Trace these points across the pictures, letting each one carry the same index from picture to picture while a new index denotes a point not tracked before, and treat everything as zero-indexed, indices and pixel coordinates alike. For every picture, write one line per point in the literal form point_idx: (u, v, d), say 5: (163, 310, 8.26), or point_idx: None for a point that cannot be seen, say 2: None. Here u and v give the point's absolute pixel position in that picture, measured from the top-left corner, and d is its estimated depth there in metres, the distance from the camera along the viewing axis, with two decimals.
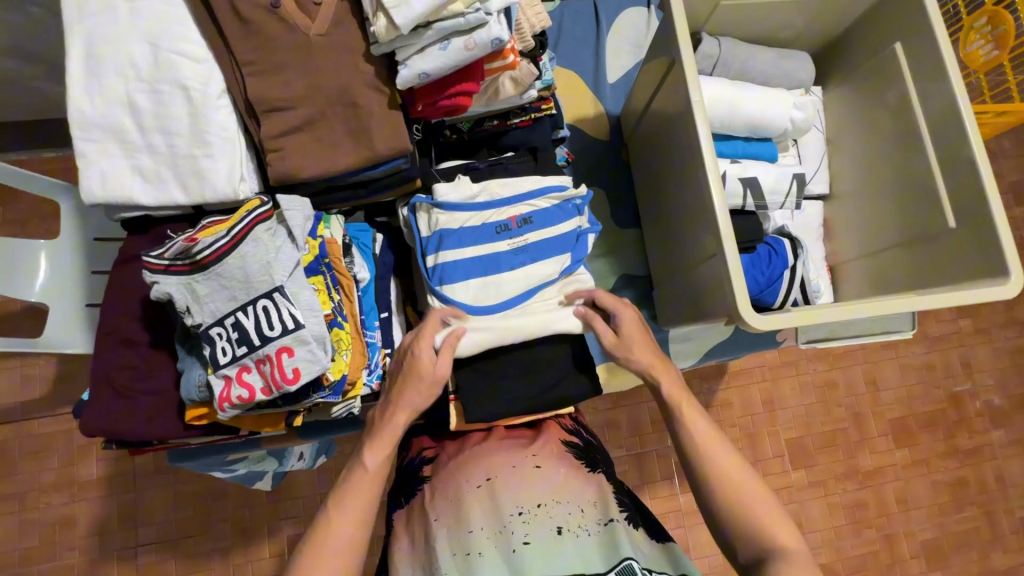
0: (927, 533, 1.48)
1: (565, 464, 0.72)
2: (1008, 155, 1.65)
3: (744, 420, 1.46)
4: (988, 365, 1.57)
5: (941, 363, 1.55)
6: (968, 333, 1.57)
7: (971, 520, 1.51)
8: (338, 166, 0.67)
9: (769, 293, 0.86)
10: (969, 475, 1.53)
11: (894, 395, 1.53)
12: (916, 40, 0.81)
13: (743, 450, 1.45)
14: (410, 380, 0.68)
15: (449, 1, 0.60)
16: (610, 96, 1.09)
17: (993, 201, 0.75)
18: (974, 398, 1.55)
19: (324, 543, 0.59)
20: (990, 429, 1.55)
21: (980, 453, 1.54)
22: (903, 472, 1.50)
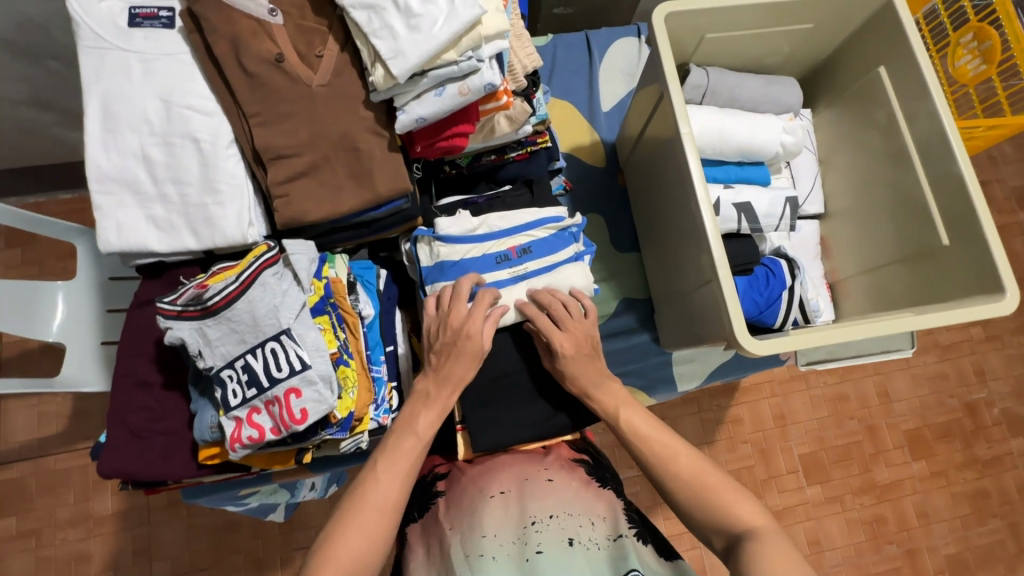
0: (950, 547, 1.45)
1: (577, 478, 0.72)
2: (1008, 161, 1.66)
3: (756, 436, 1.45)
4: (1002, 372, 1.55)
5: (954, 371, 1.54)
6: (979, 340, 1.56)
7: (994, 532, 1.48)
8: (342, 207, 0.70)
9: (769, 314, 0.87)
10: (990, 486, 1.50)
11: (907, 406, 1.51)
12: (899, 66, 0.84)
13: (756, 467, 1.44)
14: (460, 356, 0.69)
15: (443, 50, 0.63)
16: (605, 124, 1.12)
17: (985, 219, 0.76)
18: (990, 407, 1.54)
19: (366, 498, 0.60)
20: (1009, 438, 1.53)
21: (1000, 463, 1.51)
22: (921, 484, 1.48)
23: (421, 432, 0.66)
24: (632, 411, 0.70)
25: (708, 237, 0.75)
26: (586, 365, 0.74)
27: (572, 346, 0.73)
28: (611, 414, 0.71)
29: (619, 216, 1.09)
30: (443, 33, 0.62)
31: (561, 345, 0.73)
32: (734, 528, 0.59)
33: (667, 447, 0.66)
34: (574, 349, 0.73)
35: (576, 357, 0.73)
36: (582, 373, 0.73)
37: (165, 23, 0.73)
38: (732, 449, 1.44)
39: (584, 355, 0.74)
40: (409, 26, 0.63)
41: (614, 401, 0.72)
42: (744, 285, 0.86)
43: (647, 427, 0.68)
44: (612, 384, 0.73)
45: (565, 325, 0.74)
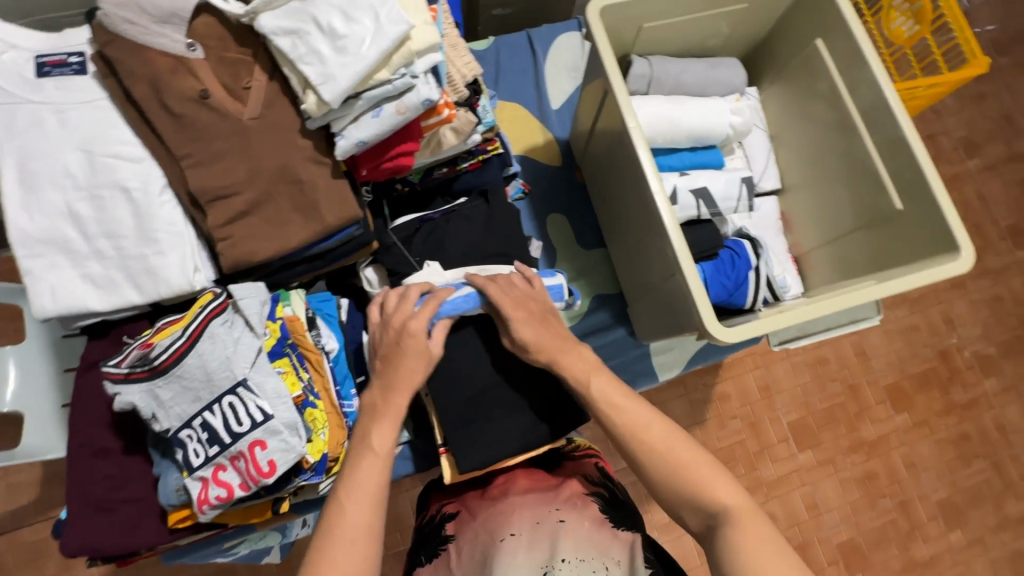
0: (940, 493, 1.49)
1: (589, 517, 0.68)
2: (953, 112, 1.72)
3: (744, 410, 1.47)
4: (969, 317, 1.60)
5: (925, 322, 1.58)
6: (945, 289, 1.62)
7: (980, 473, 1.52)
8: (290, 242, 0.67)
9: (738, 295, 0.87)
10: (970, 428, 1.54)
11: (886, 360, 1.55)
12: (836, 38, 0.85)
13: (747, 440, 1.45)
14: (403, 355, 0.64)
15: (374, 69, 0.60)
16: (557, 122, 1.12)
17: (932, 180, 0.77)
18: (962, 351, 1.58)
19: (336, 526, 0.53)
20: (983, 379, 1.58)
21: (977, 404, 1.56)
22: (906, 436, 1.52)
23: (380, 446, 0.59)
24: (603, 380, 0.65)
25: (668, 228, 0.74)
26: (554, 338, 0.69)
27: (523, 310, 0.70)
28: (580, 381, 0.65)
29: (580, 212, 1.08)
30: (371, 53, 0.59)
31: (510, 307, 0.69)
32: (712, 506, 0.56)
33: (639, 418, 0.61)
34: (525, 314, 0.70)
35: (528, 320, 0.69)
36: (543, 339, 0.68)
37: (78, 69, 0.69)
38: (722, 426, 1.46)
39: (538, 318, 0.70)
40: (335, 48, 0.60)
41: (583, 366, 0.66)
42: (710, 271, 0.85)
43: (620, 397, 0.63)
44: (580, 351, 0.68)
45: (513, 292, 0.71)
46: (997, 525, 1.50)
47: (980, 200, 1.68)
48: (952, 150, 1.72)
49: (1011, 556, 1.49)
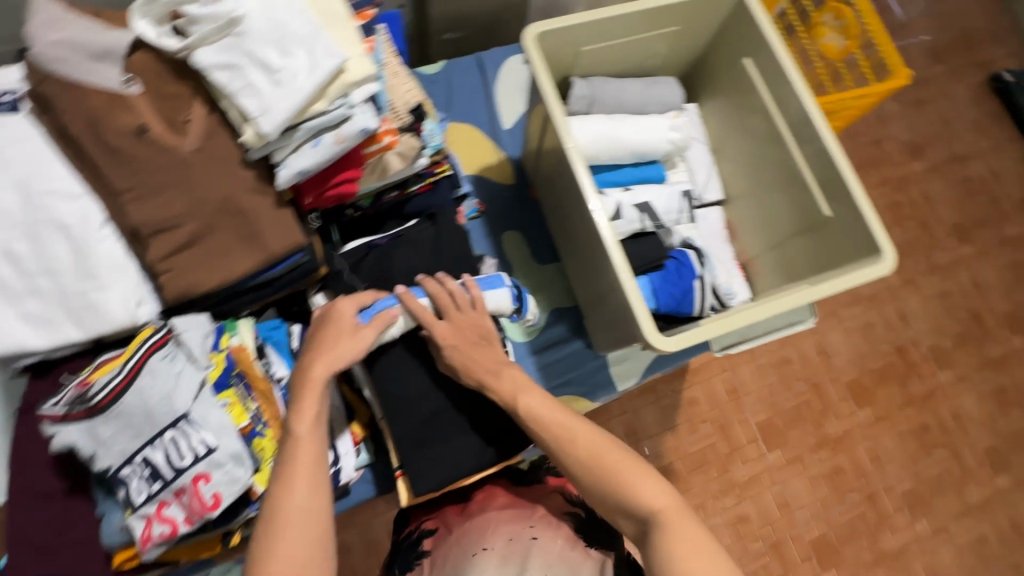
0: (905, 484, 1.55)
1: (562, 535, 0.70)
2: (895, 118, 1.82)
3: (713, 414, 1.50)
4: (922, 312, 1.67)
5: (880, 319, 1.65)
6: (897, 286, 1.69)
7: (940, 462, 1.58)
8: (236, 271, 0.68)
9: (686, 304, 0.90)
10: (929, 419, 1.60)
11: (846, 358, 1.60)
12: (763, 57, 0.89)
13: (718, 443, 1.48)
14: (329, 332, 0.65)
15: (310, 101, 0.62)
16: (509, 142, 1.15)
17: (853, 188, 0.82)
18: (917, 346, 1.65)
19: (280, 515, 0.53)
20: (938, 371, 1.64)
21: (934, 396, 1.62)
22: (869, 430, 1.57)
23: (310, 425, 0.58)
24: (530, 397, 0.69)
25: (607, 243, 0.77)
26: (482, 352, 0.73)
27: (455, 334, 0.74)
28: (509, 401, 0.70)
29: (533, 228, 1.10)
30: (306, 85, 0.60)
31: (444, 331, 0.73)
32: (640, 509, 0.59)
33: (567, 430, 0.65)
34: (457, 339, 0.74)
35: (457, 347, 0.73)
36: (472, 360, 0.73)
37: (14, 108, 0.68)
38: (693, 431, 1.48)
39: (470, 343, 0.74)
40: (271, 81, 0.61)
41: (511, 386, 0.70)
42: (657, 282, 0.88)
43: (546, 413, 0.67)
44: (509, 370, 0.72)
45: (450, 313, 0.74)
46: (960, 513, 1.55)
47: (925, 200, 1.77)
48: (898, 154, 1.81)
49: (975, 542, 1.54)
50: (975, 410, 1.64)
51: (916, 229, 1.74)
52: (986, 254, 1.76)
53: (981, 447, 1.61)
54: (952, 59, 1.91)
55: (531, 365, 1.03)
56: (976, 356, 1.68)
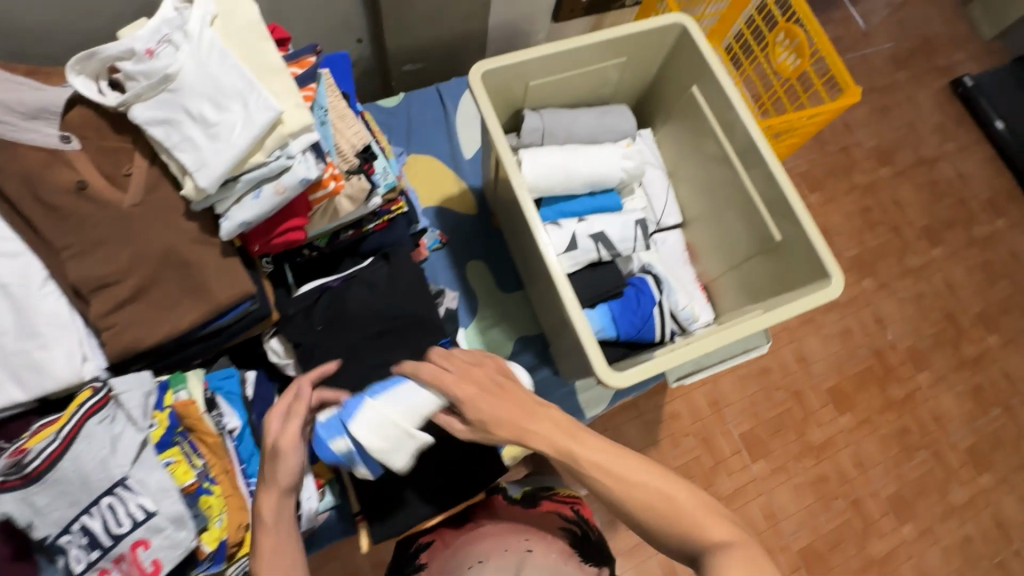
0: (889, 488, 1.55)
1: (555, 549, 0.73)
2: (861, 126, 1.86)
3: (696, 427, 1.50)
4: (897, 315, 1.70)
5: (857, 324, 1.67)
6: (872, 291, 1.71)
7: (923, 464, 1.59)
8: (182, 323, 0.67)
9: (647, 330, 0.92)
10: (910, 422, 1.62)
11: (824, 364, 1.62)
12: (707, 86, 0.92)
13: (703, 456, 1.48)
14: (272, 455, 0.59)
15: (248, 153, 0.61)
16: (470, 171, 1.15)
17: (800, 213, 0.84)
18: (894, 349, 1.67)
19: None
20: (916, 373, 1.66)
21: (913, 398, 1.64)
22: (851, 435, 1.58)
23: (272, 541, 0.56)
24: (575, 436, 0.57)
25: (555, 278, 0.78)
26: (499, 403, 0.61)
27: (472, 383, 0.63)
28: (552, 443, 0.58)
29: (497, 257, 1.10)
30: (242, 140, 0.61)
31: (456, 385, 0.62)
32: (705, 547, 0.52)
33: (626, 468, 0.55)
34: (476, 386, 0.62)
35: (478, 399, 0.61)
36: (502, 413, 0.60)
37: None
38: (676, 444, 1.48)
39: (494, 387, 0.63)
40: (209, 135, 0.61)
41: (555, 431, 0.58)
42: (617, 309, 0.91)
43: (597, 453, 0.56)
44: (544, 411, 0.60)
45: (454, 368, 0.65)
46: (946, 514, 1.56)
47: (894, 205, 1.80)
48: (866, 160, 1.84)
49: (962, 543, 1.55)
50: (955, 410, 1.65)
51: (888, 233, 1.77)
52: (957, 255, 1.79)
53: (963, 447, 1.62)
54: (914, 65, 1.96)
55: None
56: (953, 356, 1.70)
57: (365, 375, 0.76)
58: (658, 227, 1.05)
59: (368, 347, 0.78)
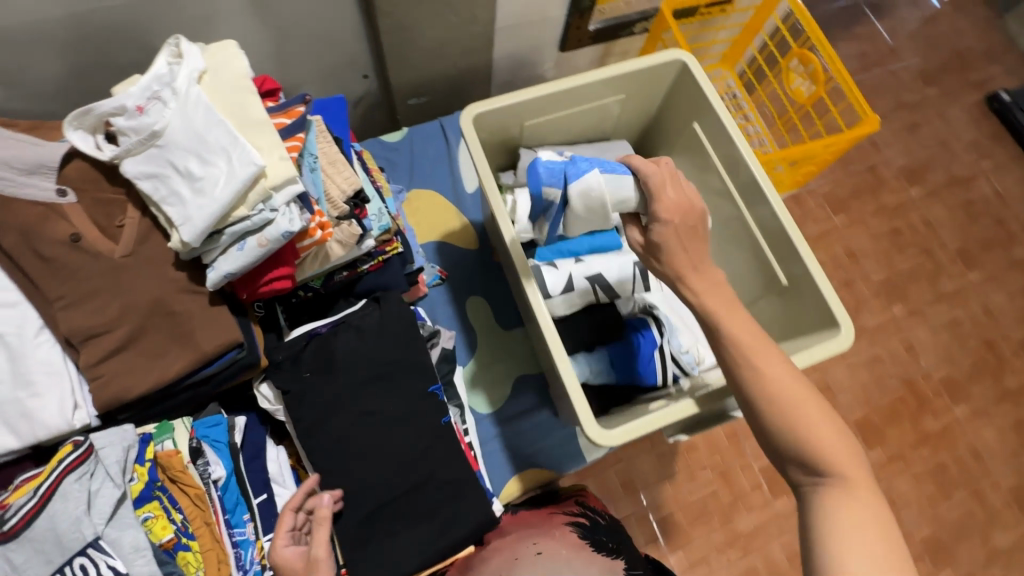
0: (924, 530, 1.45)
1: (564, 545, 0.84)
2: (888, 144, 1.79)
3: (714, 459, 1.38)
4: (930, 343, 1.61)
5: (886, 352, 1.59)
6: (903, 317, 1.62)
7: (962, 504, 1.48)
8: (169, 372, 0.67)
9: (648, 374, 0.88)
10: (946, 458, 1.52)
11: (851, 395, 1.54)
12: (708, 122, 0.89)
13: (720, 491, 1.36)
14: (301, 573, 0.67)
15: (231, 207, 0.62)
16: (472, 205, 1.15)
17: (805, 258, 0.81)
18: (928, 379, 1.58)
19: None
20: (952, 406, 1.56)
21: (950, 432, 1.54)
22: (881, 472, 1.49)
23: None
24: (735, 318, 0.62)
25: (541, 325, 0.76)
26: (687, 240, 0.66)
27: (679, 213, 0.67)
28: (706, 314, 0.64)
29: (497, 292, 1.09)
30: (224, 195, 0.61)
31: (666, 205, 0.67)
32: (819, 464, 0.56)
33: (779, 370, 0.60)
34: (675, 219, 0.67)
35: (666, 226, 0.67)
36: (681, 248, 0.66)
37: None
38: (693, 478, 1.37)
39: (689, 229, 0.67)
40: (194, 189, 0.62)
41: (716, 300, 0.64)
42: (616, 353, 0.90)
43: (752, 339, 0.61)
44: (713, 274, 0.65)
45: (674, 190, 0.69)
46: (988, 559, 1.45)
47: (925, 226, 1.72)
48: (896, 179, 1.76)
49: None
50: (997, 445, 1.54)
51: (919, 256, 1.68)
52: (996, 279, 1.68)
53: (1006, 486, 1.51)
54: (945, 81, 1.88)
55: (495, 439, 1.00)
56: (993, 387, 1.59)
57: (353, 422, 0.77)
58: None
59: (356, 395, 0.77)
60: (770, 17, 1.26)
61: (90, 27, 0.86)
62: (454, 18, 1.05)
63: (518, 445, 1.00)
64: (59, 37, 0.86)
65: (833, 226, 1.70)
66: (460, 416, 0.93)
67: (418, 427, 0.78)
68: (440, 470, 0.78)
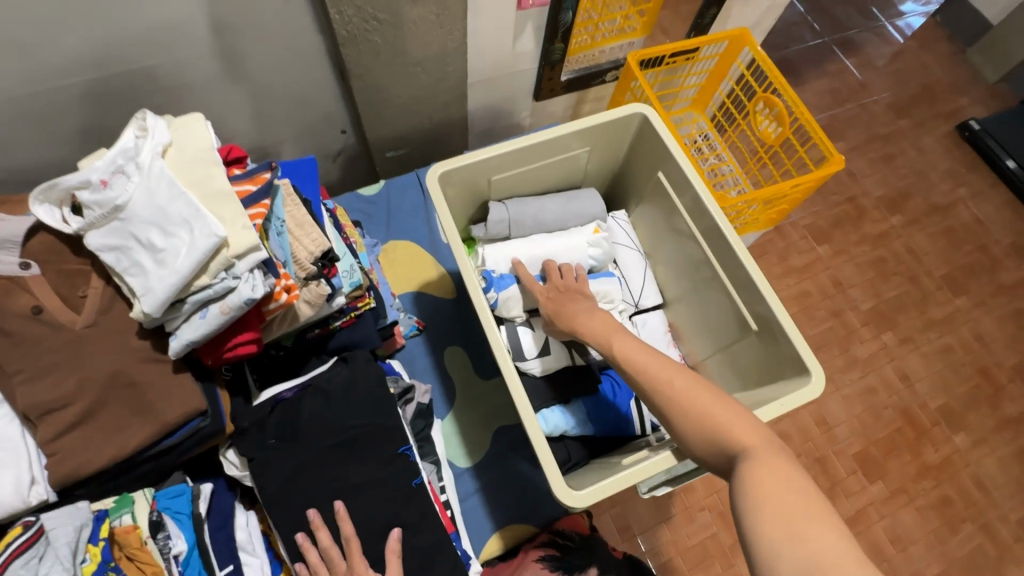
0: (935, 568, 1.40)
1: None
2: (865, 175, 1.82)
3: (711, 500, 1.35)
4: (923, 372, 1.59)
5: (880, 383, 1.57)
6: (894, 346, 1.61)
7: (971, 539, 1.44)
8: (127, 446, 0.65)
9: (625, 425, 0.89)
10: (950, 491, 1.48)
11: (848, 428, 1.51)
12: (671, 171, 0.92)
13: (720, 533, 1.32)
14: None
15: (191, 277, 0.62)
16: (448, 254, 1.15)
17: (772, 303, 0.82)
18: (924, 409, 1.55)
19: None
20: (952, 435, 1.53)
21: (951, 463, 1.50)
22: (885, 507, 1.44)
23: None
24: (620, 338, 0.70)
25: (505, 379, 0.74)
26: (568, 305, 0.80)
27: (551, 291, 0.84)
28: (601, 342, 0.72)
29: (474, 341, 1.08)
30: (184, 266, 0.61)
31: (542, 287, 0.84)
32: (727, 444, 0.57)
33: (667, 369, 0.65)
34: (557, 295, 0.83)
35: (555, 297, 0.83)
36: (563, 310, 0.79)
37: None
38: (691, 521, 1.33)
39: (564, 296, 0.82)
40: (155, 260, 0.62)
41: (602, 330, 0.73)
42: (592, 406, 0.89)
43: (636, 352, 0.68)
44: (598, 317, 0.75)
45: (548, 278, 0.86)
46: None
47: (908, 254, 1.73)
48: (876, 209, 1.79)
49: None
50: (1001, 475, 1.51)
51: (904, 284, 1.69)
52: (984, 304, 1.69)
53: (1015, 519, 1.46)
54: (916, 113, 1.93)
55: (475, 493, 0.98)
56: (991, 415, 1.57)
57: (319, 487, 0.75)
58: (637, 308, 1.03)
59: (324, 461, 0.76)
60: (734, 64, 1.30)
61: (67, 97, 0.88)
62: (425, 76, 1.09)
63: (499, 501, 0.97)
64: (37, 108, 0.88)
65: (817, 257, 1.70)
66: (434, 472, 0.91)
67: (391, 488, 0.76)
68: (412, 532, 0.76)
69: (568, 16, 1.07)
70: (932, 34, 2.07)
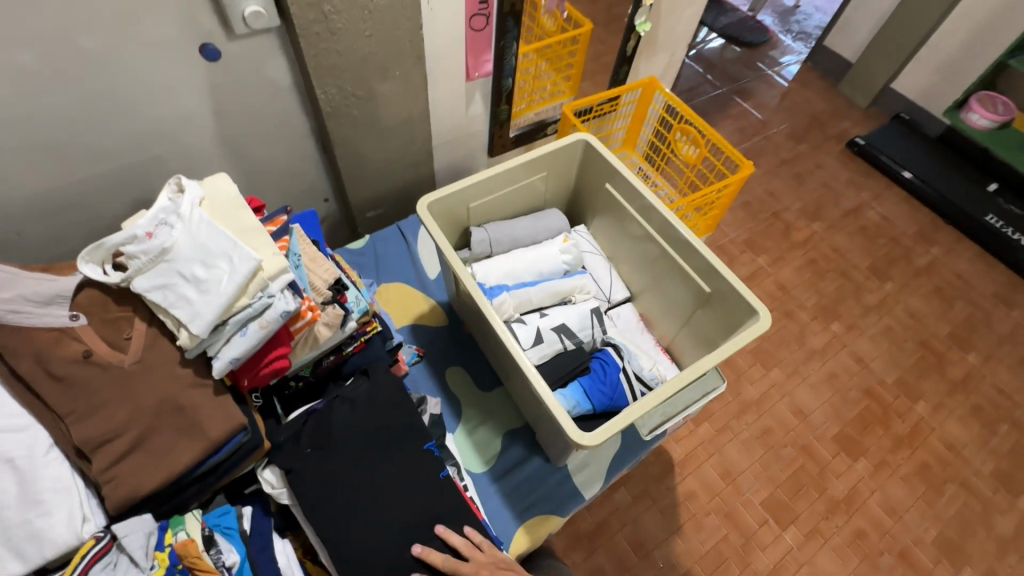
0: (931, 532, 1.50)
1: None
2: (781, 193, 2.12)
3: (714, 503, 1.47)
4: (875, 353, 1.78)
5: (839, 368, 1.74)
6: (843, 333, 1.81)
7: (955, 499, 1.55)
8: (179, 464, 0.72)
9: (619, 398, 0.97)
10: (926, 456, 1.61)
11: (822, 413, 1.65)
12: (616, 180, 1.10)
13: (730, 534, 1.44)
14: None
15: (234, 298, 0.72)
16: (435, 288, 1.28)
17: (718, 266, 0.97)
18: (883, 385, 1.72)
19: None
20: (913, 405, 1.69)
21: (919, 430, 1.65)
22: (873, 481, 1.56)
23: None
24: None
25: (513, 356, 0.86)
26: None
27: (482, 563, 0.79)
28: None
29: (470, 360, 1.18)
30: (228, 289, 0.72)
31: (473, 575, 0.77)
32: None
33: None
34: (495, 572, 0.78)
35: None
36: None
37: None
38: (700, 527, 1.44)
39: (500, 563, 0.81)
40: (200, 290, 0.73)
41: None
42: (588, 384, 0.97)
43: None
44: None
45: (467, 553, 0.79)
46: (1000, 549, 1.49)
47: (834, 253, 1.99)
48: (799, 220, 2.06)
49: None
50: (966, 434, 1.65)
51: (838, 278, 1.93)
52: (908, 286, 1.93)
53: (989, 472, 1.60)
54: (811, 139, 2.29)
55: (495, 495, 1.04)
56: (941, 381, 1.74)
57: (353, 498, 0.81)
58: (611, 303, 1.17)
59: (356, 473, 0.82)
60: (651, 106, 1.56)
61: (87, 192, 1.01)
62: (397, 141, 1.27)
63: (519, 501, 1.04)
64: (60, 203, 0.99)
65: (759, 267, 1.93)
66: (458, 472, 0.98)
67: (421, 484, 0.83)
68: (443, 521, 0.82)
69: (508, 83, 1.31)
70: (808, 75, 2.50)
